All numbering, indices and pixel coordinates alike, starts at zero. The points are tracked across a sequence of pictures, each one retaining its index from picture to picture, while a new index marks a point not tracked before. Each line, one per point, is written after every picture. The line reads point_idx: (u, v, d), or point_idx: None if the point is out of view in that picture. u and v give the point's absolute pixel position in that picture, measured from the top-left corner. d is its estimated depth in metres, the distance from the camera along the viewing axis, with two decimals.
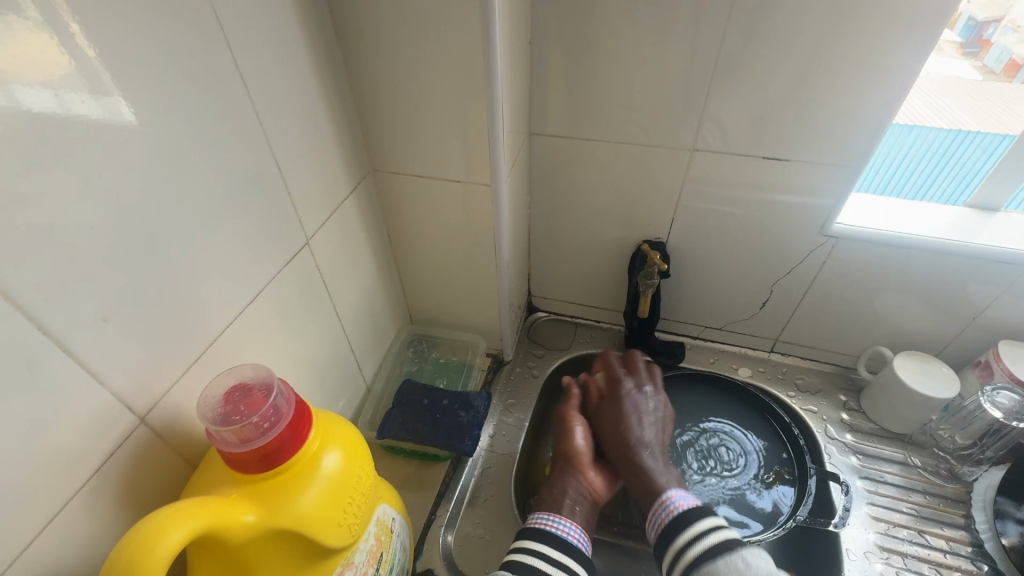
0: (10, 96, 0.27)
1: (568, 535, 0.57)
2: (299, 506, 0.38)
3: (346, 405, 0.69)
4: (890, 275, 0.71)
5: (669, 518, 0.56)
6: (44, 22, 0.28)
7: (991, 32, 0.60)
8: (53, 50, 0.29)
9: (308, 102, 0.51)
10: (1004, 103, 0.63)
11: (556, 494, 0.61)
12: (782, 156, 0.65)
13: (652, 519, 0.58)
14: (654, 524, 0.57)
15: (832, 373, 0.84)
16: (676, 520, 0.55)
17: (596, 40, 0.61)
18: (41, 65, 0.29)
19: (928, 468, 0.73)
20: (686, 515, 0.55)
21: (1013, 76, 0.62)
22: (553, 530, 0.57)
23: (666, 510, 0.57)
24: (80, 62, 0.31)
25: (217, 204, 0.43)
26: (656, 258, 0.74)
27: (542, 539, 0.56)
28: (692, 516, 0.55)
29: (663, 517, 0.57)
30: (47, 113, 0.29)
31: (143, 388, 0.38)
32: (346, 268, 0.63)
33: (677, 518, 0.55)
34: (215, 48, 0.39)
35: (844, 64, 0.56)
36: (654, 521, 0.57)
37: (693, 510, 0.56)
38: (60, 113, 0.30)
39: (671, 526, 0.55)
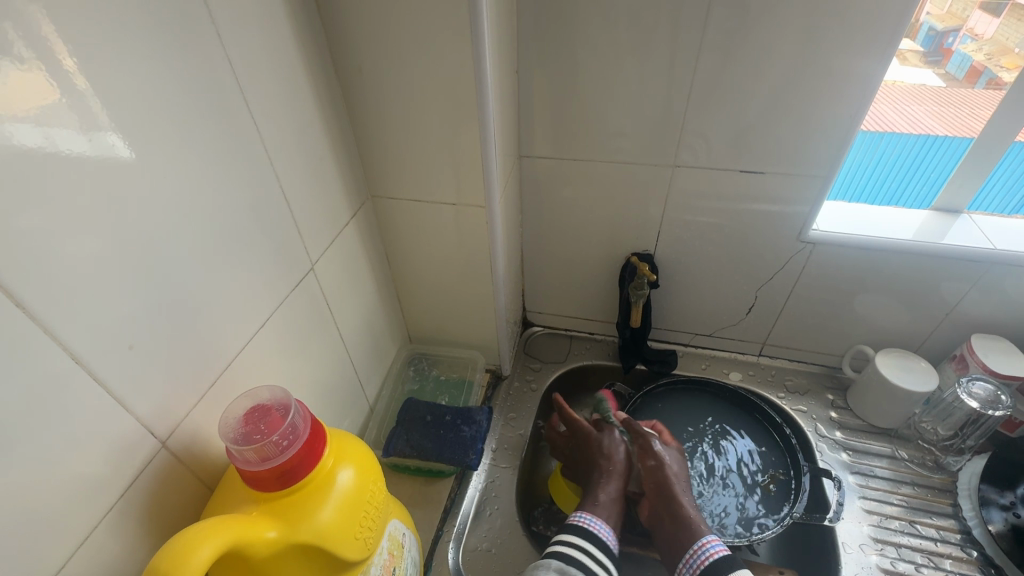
0: (4, 134, 0.28)
1: (604, 534, 0.62)
2: (317, 521, 0.39)
3: (350, 426, 0.70)
4: (867, 277, 0.75)
5: (708, 562, 0.59)
6: (36, 60, 0.29)
7: (952, 40, 0.63)
8: (44, 86, 0.30)
9: (310, 134, 0.54)
10: (969, 108, 0.65)
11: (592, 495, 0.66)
12: (757, 169, 0.69)
13: (688, 563, 0.61)
14: (688, 567, 0.60)
15: (818, 373, 0.88)
16: (710, 568, 0.59)
17: (578, 67, 0.65)
18: (32, 101, 0.29)
19: (914, 461, 0.76)
20: (720, 563, 0.59)
21: (975, 82, 0.64)
22: (592, 529, 0.62)
23: (704, 554, 0.60)
24: (74, 98, 0.31)
25: (229, 234, 0.45)
26: (645, 270, 0.78)
27: (585, 537, 0.61)
28: (726, 567, 0.58)
29: (700, 560, 0.60)
30: (36, 148, 0.30)
31: (163, 413, 0.40)
32: (348, 291, 0.65)
33: (710, 567, 0.59)
34: (227, 89, 0.42)
35: (807, 83, 0.61)
36: (692, 564, 0.60)
37: (726, 559, 0.59)
38: (48, 148, 0.30)
39: (706, 573, 0.58)
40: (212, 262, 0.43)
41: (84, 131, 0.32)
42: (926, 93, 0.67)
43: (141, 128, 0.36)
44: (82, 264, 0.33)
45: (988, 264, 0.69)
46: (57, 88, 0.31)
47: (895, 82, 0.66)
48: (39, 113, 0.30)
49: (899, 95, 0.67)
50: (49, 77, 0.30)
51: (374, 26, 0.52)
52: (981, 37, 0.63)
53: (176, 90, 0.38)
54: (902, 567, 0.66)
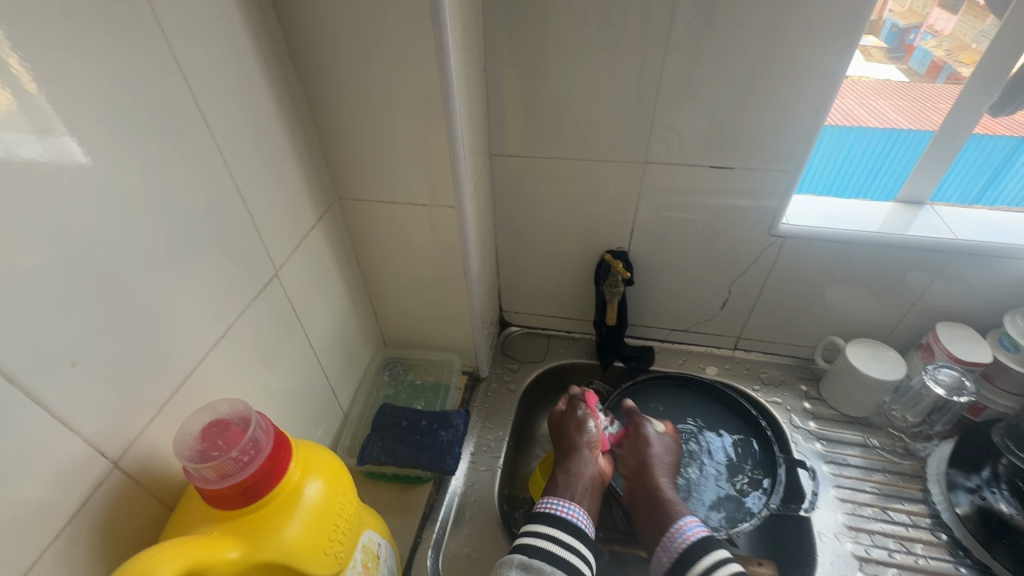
0: None
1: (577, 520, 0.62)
2: (283, 537, 0.38)
3: (323, 435, 0.68)
4: (835, 269, 0.76)
5: (684, 546, 0.62)
6: None
7: (913, 37, 0.65)
8: None
9: (269, 135, 0.52)
10: (932, 103, 0.67)
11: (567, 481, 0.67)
12: (727, 164, 0.69)
13: (664, 547, 0.64)
14: (666, 551, 0.63)
15: (791, 365, 0.89)
16: (686, 552, 0.61)
17: (548, 63, 0.65)
18: None
19: (886, 448, 0.77)
20: (698, 546, 0.61)
21: (936, 76, 0.66)
22: (563, 514, 0.62)
23: (681, 538, 0.63)
24: (24, 102, 0.30)
25: (183, 240, 0.43)
26: (620, 267, 0.78)
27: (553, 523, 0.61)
28: (703, 549, 0.61)
29: (677, 544, 0.63)
30: None
31: (114, 432, 0.37)
32: (317, 296, 0.64)
33: (688, 550, 0.62)
34: (176, 88, 0.40)
35: (773, 78, 0.61)
36: (669, 548, 0.63)
37: (706, 539, 0.62)
38: (4, 155, 0.29)
39: (684, 555, 0.61)
40: (165, 270, 0.41)
41: (37, 133, 0.31)
42: (889, 87, 0.68)
43: (82, 129, 0.34)
44: (20, 275, 0.31)
45: (951, 254, 0.70)
46: (8, 89, 0.29)
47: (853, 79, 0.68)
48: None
49: (867, 90, 0.69)
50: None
51: (334, 22, 0.50)
52: (941, 32, 0.64)
53: (120, 90, 0.36)
54: (876, 554, 0.67)
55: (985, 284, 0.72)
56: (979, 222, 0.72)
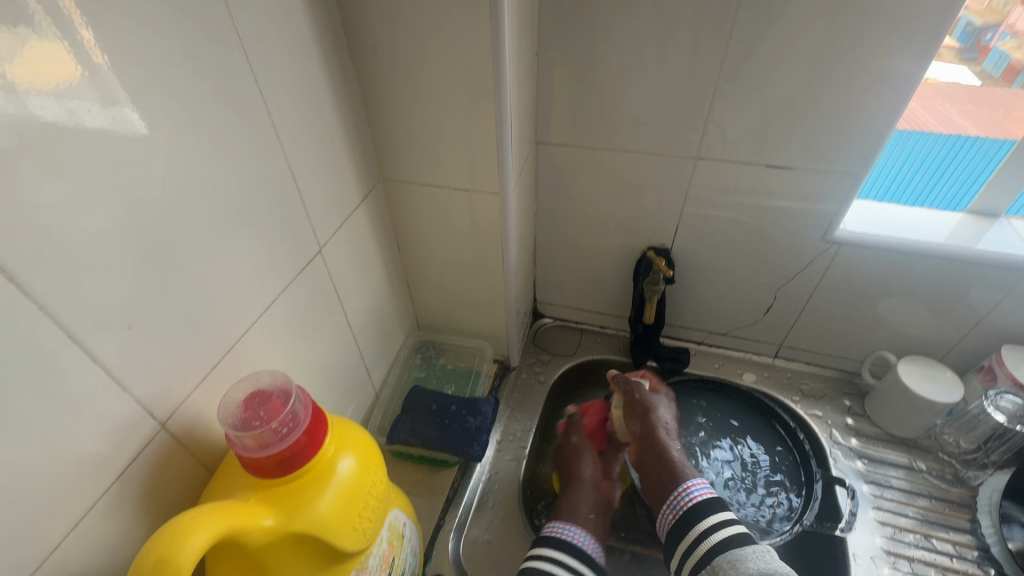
0: (20, 102, 0.28)
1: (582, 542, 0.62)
2: (314, 510, 0.39)
3: (355, 412, 0.69)
4: (892, 280, 0.72)
5: (688, 504, 0.61)
6: (57, 32, 0.29)
7: (991, 37, 0.59)
8: (66, 59, 0.30)
9: (321, 112, 0.52)
10: (1004, 107, 0.63)
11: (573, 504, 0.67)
12: (785, 164, 0.66)
13: (669, 507, 0.63)
14: (671, 508, 0.62)
15: (835, 378, 0.85)
16: (691, 511, 0.60)
17: (602, 50, 0.62)
18: (55, 75, 0.29)
19: (933, 473, 0.73)
20: (702, 505, 0.60)
21: (1012, 80, 0.62)
22: (570, 539, 0.62)
23: (686, 497, 0.62)
24: (93, 73, 0.31)
25: (234, 212, 0.43)
26: (662, 265, 0.75)
27: (557, 544, 0.61)
28: (708, 508, 0.60)
29: (682, 502, 0.62)
30: (56, 123, 0.30)
31: (163, 395, 0.39)
32: (356, 275, 0.64)
33: (693, 508, 0.60)
34: (235, 62, 0.41)
35: (844, 74, 0.57)
36: (675, 505, 0.62)
37: (712, 499, 0.61)
38: (70, 123, 0.30)
39: (688, 513, 0.60)
40: (215, 242, 0.42)
41: (101, 103, 0.32)
42: (960, 91, 0.64)
43: (146, 99, 0.34)
44: (85, 239, 0.32)
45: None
46: (77, 59, 0.30)
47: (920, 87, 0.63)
48: (59, 84, 0.29)
49: (934, 93, 0.64)
50: (65, 44, 0.29)
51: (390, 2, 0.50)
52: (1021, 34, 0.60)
53: (182, 62, 0.37)
54: None
55: None
56: None
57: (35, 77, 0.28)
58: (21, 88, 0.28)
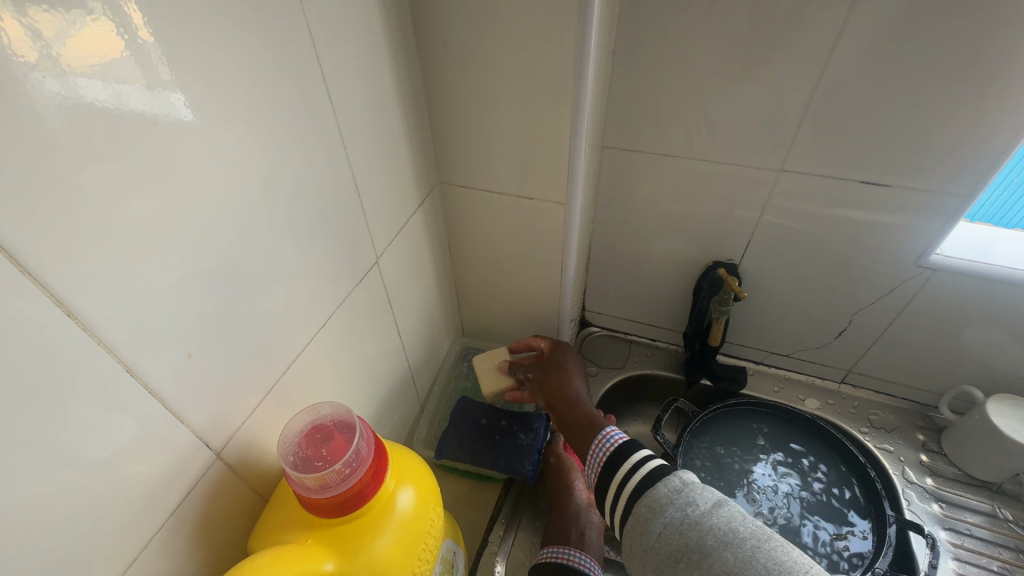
0: (67, 86, 0.24)
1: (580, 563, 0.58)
2: (374, 554, 0.36)
3: (400, 423, 0.67)
4: (989, 312, 0.65)
5: (609, 450, 0.50)
6: (105, 9, 0.25)
7: None
8: (111, 37, 0.25)
9: (384, 113, 0.48)
10: None
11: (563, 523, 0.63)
12: (882, 181, 0.59)
13: (593, 457, 0.51)
14: (594, 463, 0.51)
15: (908, 409, 0.79)
16: (615, 452, 0.49)
17: (686, 50, 0.57)
18: (99, 52, 0.25)
19: (1019, 523, 0.67)
20: (624, 445, 0.49)
21: None
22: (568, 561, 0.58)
23: (605, 444, 0.51)
24: (139, 54, 0.26)
25: (295, 224, 0.40)
26: (734, 284, 0.69)
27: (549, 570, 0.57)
28: (630, 447, 0.49)
29: (604, 451, 0.50)
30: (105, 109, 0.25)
31: (220, 423, 0.36)
32: (409, 283, 0.61)
33: (613, 451, 0.50)
34: (302, 62, 0.37)
35: (968, 83, 0.50)
36: (596, 457, 0.51)
37: (627, 442, 0.49)
38: (119, 110, 0.26)
39: (608, 461, 0.49)
40: (275, 257, 0.39)
41: (147, 87, 0.27)
42: None
43: (212, 105, 0.31)
44: (147, 262, 0.29)
45: None
46: (123, 37, 0.26)
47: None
48: (102, 65, 0.25)
49: None
50: (111, 19, 0.25)
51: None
52: None
53: (250, 64, 0.33)
54: None
55: None
56: None
57: (81, 53, 0.24)
58: (69, 71, 0.24)
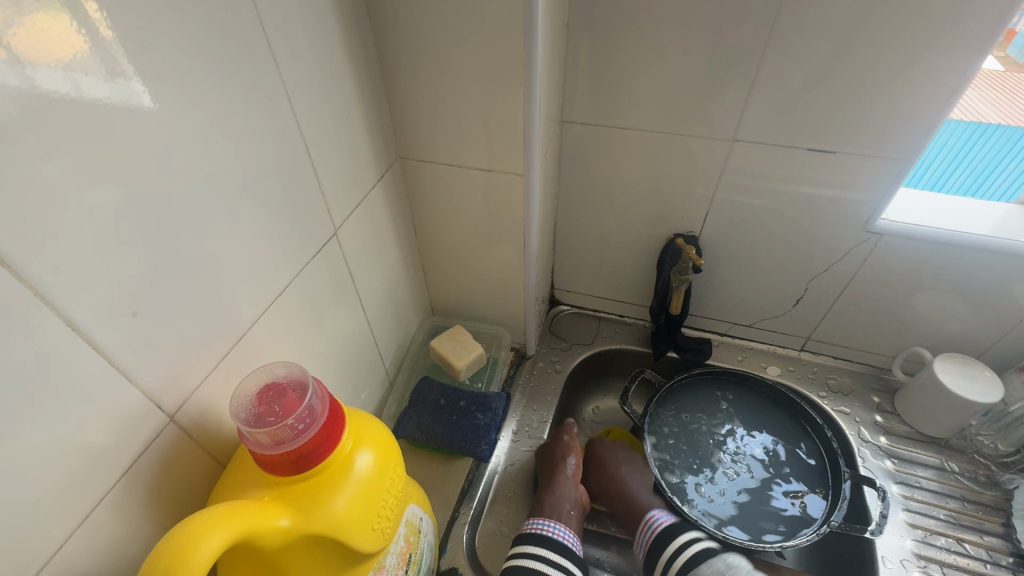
0: (25, 77, 0.25)
1: (563, 538, 0.64)
2: (332, 510, 0.36)
3: (368, 399, 0.67)
4: (934, 275, 0.68)
5: (656, 533, 0.68)
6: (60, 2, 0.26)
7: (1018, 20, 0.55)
8: (71, 32, 0.27)
9: (337, 83, 0.48)
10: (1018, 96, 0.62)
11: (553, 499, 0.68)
12: (830, 149, 0.61)
13: (643, 534, 0.69)
14: (652, 527, 0.68)
15: (864, 373, 0.82)
16: (663, 534, 0.67)
17: (639, 21, 0.58)
18: (58, 47, 0.26)
19: (965, 475, 0.71)
20: (671, 528, 0.67)
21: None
22: (551, 534, 0.63)
23: (652, 526, 0.69)
24: (97, 45, 0.28)
25: (246, 191, 0.40)
26: (692, 253, 0.71)
27: (539, 541, 0.61)
28: (678, 529, 0.67)
29: (651, 533, 0.68)
30: (61, 96, 0.27)
31: (171, 386, 0.36)
32: (371, 259, 0.61)
33: (662, 533, 0.67)
34: (245, 24, 0.37)
35: (906, 51, 0.52)
36: (652, 527, 0.68)
37: (674, 525, 0.68)
38: (76, 97, 0.27)
39: (658, 540, 0.67)
40: (225, 222, 0.39)
41: (107, 77, 0.29)
42: (982, 76, 0.61)
43: (150, 65, 0.31)
44: (85, 220, 0.29)
45: None
46: (81, 31, 0.27)
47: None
48: (64, 59, 0.26)
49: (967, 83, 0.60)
50: (68, 14, 0.26)
51: None
52: None
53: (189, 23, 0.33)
54: None
55: None
56: None
57: (38, 47, 0.25)
58: (25, 61, 0.25)
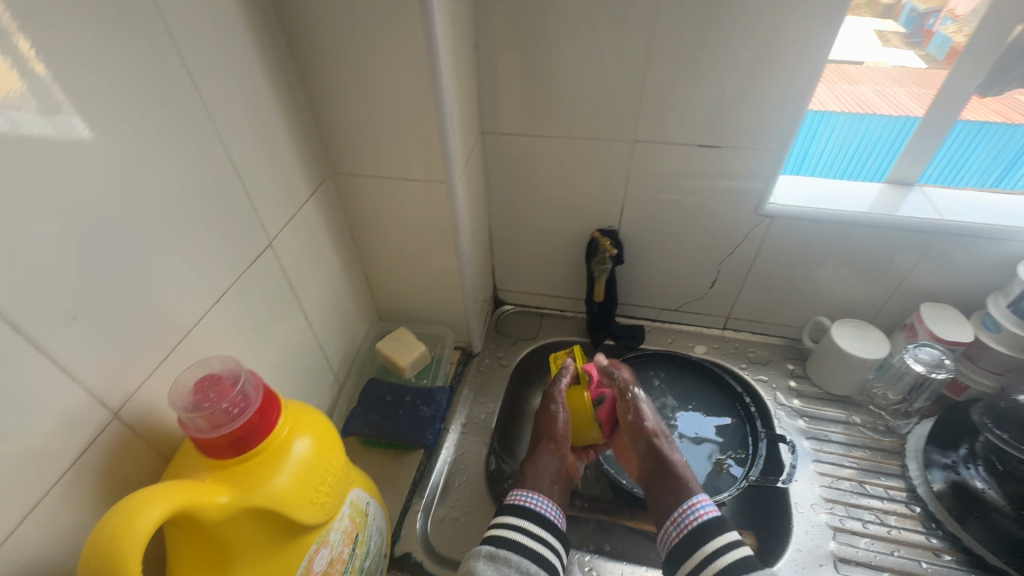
0: None
1: (548, 511, 0.62)
2: (271, 487, 0.40)
3: (317, 401, 0.71)
4: (823, 250, 0.77)
5: (695, 524, 0.59)
6: None
7: (933, 22, 0.65)
8: (6, 73, 0.31)
9: (262, 107, 0.53)
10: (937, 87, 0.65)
11: (536, 472, 0.66)
12: (716, 144, 0.69)
13: (675, 523, 0.61)
14: (677, 526, 0.61)
15: (780, 344, 0.90)
16: (701, 528, 0.59)
17: (540, 40, 0.65)
18: None
19: (867, 425, 0.79)
20: (711, 524, 0.59)
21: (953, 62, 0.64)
22: (536, 507, 0.61)
23: (692, 515, 0.60)
24: (31, 83, 0.32)
25: (177, 208, 0.45)
26: (606, 244, 0.80)
27: (523, 514, 0.60)
28: (717, 527, 0.59)
29: (688, 521, 0.60)
30: None
31: (114, 385, 0.40)
32: (311, 267, 0.66)
33: (701, 527, 0.59)
34: (166, 58, 0.41)
35: (764, 57, 0.61)
36: (679, 524, 0.60)
37: (718, 520, 0.59)
38: (9, 133, 0.31)
39: (694, 534, 0.59)
40: (158, 237, 0.43)
41: (41, 111, 0.33)
42: (907, 74, 0.68)
43: (77, 99, 0.35)
44: (23, 236, 0.33)
45: (936, 235, 0.71)
46: (17, 72, 0.31)
47: (849, 64, 0.68)
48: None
49: (888, 79, 0.69)
50: (4, 57, 0.31)
51: None
52: (960, 16, 0.62)
53: (112, 61, 0.37)
54: (850, 524, 0.69)
55: (970, 266, 0.73)
56: (968, 204, 0.72)
57: None
58: None
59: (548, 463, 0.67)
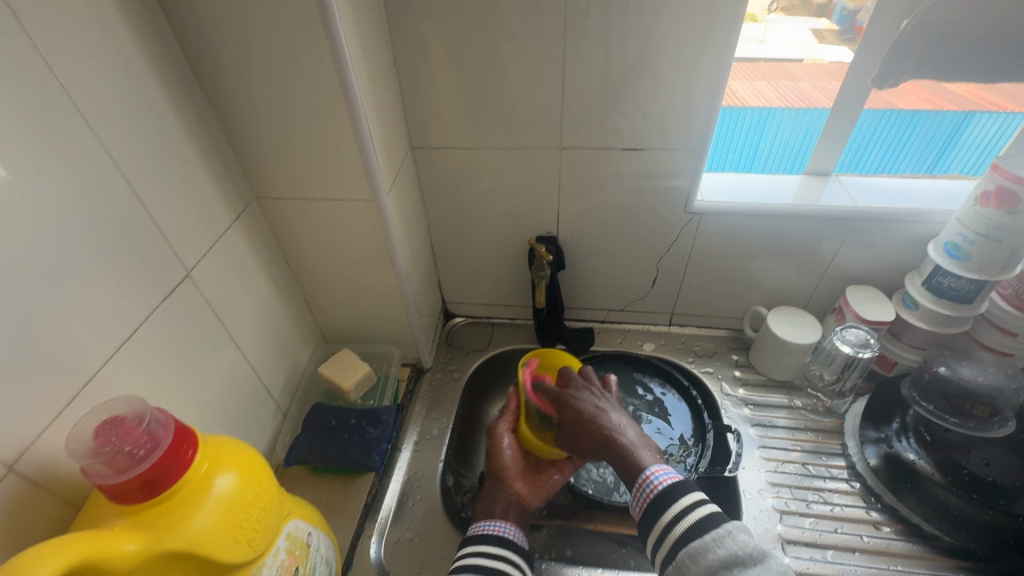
0: None
1: (504, 532, 0.61)
2: (188, 528, 0.39)
3: (258, 432, 0.69)
4: (753, 243, 0.80)
5: (653, 493, 0.54)
6: None
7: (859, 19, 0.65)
8: None
9: (169, 135, 0.52)
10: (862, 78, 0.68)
11: (487, 504, 0.65)
12: (640, 146, 0.71)
13: (636, 498, 0.56)
14: (637, 501, 0.56)
15: (724, 336, 0.93)
16: (662, 495, 0.54)
17: (457, 55, 0.66)
18: None
19: (808, 408, 0.82)
20: (671, 490, 0.54)
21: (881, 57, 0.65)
22: (494, 532, 0.60)
23: (649, 486, 0.55)
24: None
25: (73, 245, 0.43)
26: (543, 251, 0.80)
27: (478, 540, 0.59)
28: (678, 492, 0.54)
29: (647, 493, 0.55)
30: None
31: (8, 438, 0.38)
32: (240, 296, 0.64)
33: (662, 493, 0.54)
34: (48, 92, 0.40)
35: (674, 61, 0.63)
36: (639, 498, 0.55)
37: (677, 485, 0.54)
38: None
39: (655, 503, 0.54)
40: (51, 278, 0.41)
41: None
42: (843, 69, 0.69)
43: None
44: None
45: (852, 221, 0.74)
46: None
47: (788, 61, 0.70)
48: None
49: (834, 73, 0.70)
50: None
51: (223, 21, 0.50)
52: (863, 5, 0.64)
53: None
54: (794, 506, 0.71)
55: (889, 248, 0.77)
56: (881, 190, 0.76)
57: None
58: None
59: (497, 494, 0.66)
